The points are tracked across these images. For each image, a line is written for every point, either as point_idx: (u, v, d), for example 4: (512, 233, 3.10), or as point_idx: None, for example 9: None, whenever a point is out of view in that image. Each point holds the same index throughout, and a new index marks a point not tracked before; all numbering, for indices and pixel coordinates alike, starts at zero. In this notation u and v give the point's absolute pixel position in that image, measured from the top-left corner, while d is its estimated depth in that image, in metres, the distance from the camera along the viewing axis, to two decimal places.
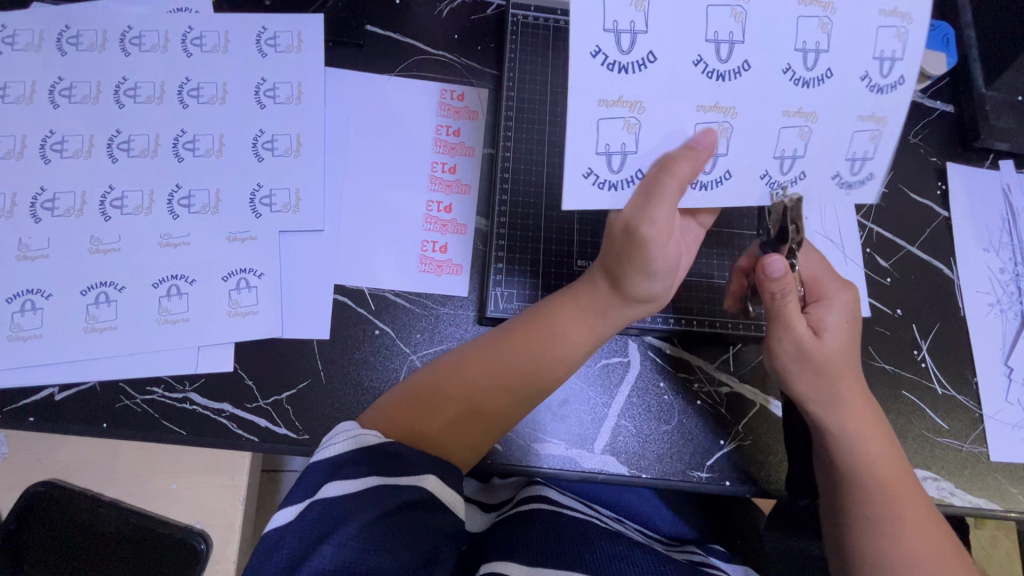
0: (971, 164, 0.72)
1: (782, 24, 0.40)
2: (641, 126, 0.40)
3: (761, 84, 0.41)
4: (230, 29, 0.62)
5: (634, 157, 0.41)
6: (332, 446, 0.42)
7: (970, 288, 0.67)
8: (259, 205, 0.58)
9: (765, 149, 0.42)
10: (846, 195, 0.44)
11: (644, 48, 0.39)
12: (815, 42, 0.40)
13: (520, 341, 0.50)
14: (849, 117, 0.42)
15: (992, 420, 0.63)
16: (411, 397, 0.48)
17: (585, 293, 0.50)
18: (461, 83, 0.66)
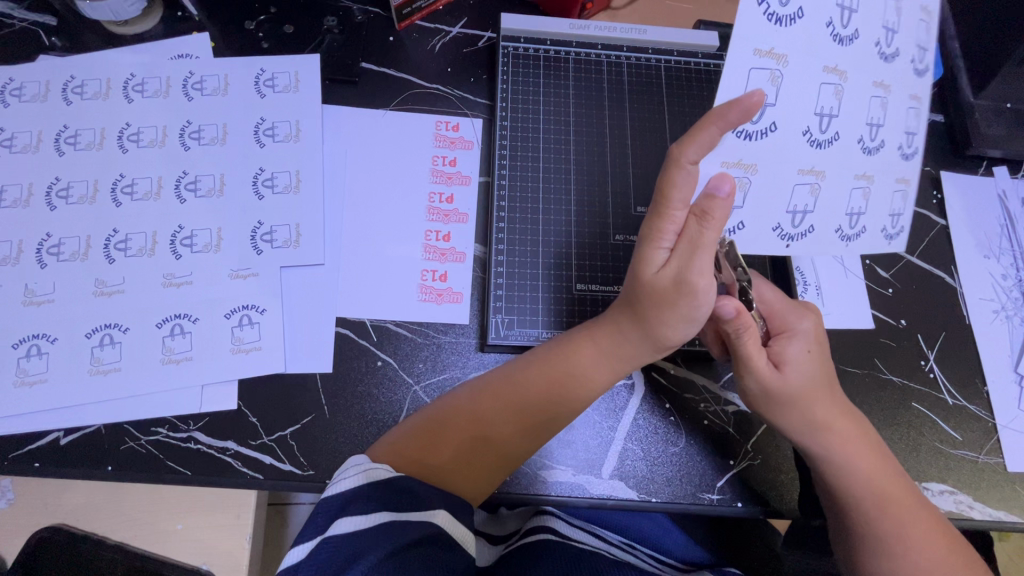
0: (965, 171, 0.73)
1: (865, 100, 0.47)
2: (749, 185, 0.48)
3: (846, 152, 0.47)
4: (229, 72, 0.64)
5: (738, 211, 0.48)
6: (341, 481, 0.42)
7: (974, 295, 0.67)
8: (261, 241, 0.59)
9: (840, 208, 0.49)
10: (844, 247, 0.50)
11: (768, 119, 0.45)
12: (882, 118, 0.47)
13: (539, 379, 0.50)
14: (893, 181, 0.49)
15: (1006, 429, 0.62)
16: (419, 430, 0.48)
17: (612, 333, 0.50)
18: (455, 115, 0.68)
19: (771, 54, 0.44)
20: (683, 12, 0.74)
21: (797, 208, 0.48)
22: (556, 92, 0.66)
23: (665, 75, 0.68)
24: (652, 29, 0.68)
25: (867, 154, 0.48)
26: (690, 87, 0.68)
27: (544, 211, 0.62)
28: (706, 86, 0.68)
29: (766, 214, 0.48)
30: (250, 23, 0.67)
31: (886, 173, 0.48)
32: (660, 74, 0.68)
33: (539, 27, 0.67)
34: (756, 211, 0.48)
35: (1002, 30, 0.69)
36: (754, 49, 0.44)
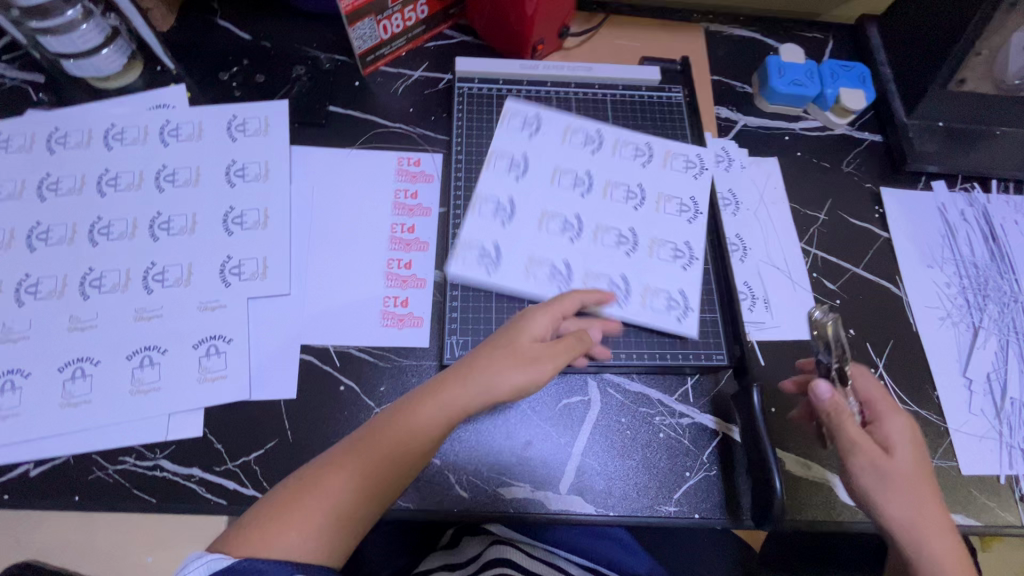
0: (904, 187, 0.76)
1: (608, 203, 0.68)
2: (598, 284, 0.64)
3: (636, 222, 0.67)
4: (202, 120, 0.69)
5: (614, 301, 0.63)
6: (188, 569, 0.42)
7: (920, 303, 0.69)
8: (229, 275, 0.62)
9: (654, 238, 0.67)
10: (683, 325, 0.63)
11: (527, 255, 0.64)
12: (631, 188, 0.69)
13: (407, 425, 0.46)
14: (664, 180, 0.69)
15: (957, 433, 0.63)
16: (263, 509, 0.44)
17: (483, 372, 0.47)
18: (417, 151, 0.72)
19: (467, 249, 0.63)
20: (629, 51, 0.81)
21: (613, 279, 0.64)
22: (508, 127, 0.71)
23: (611, 106, 0.73)
24: (598, 67, 0.74)
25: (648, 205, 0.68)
26: (634, 116, 0.73)
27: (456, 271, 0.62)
28: (649, 117, 0.73)
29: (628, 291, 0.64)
30: (224, 74, 0.73)
31: (664, 191, 0.69)
32: (606, 106, 0.73)
33: (492, 68, 0.72)
34: (621, 290, 0.64)
35: (925, 55, 0.74)
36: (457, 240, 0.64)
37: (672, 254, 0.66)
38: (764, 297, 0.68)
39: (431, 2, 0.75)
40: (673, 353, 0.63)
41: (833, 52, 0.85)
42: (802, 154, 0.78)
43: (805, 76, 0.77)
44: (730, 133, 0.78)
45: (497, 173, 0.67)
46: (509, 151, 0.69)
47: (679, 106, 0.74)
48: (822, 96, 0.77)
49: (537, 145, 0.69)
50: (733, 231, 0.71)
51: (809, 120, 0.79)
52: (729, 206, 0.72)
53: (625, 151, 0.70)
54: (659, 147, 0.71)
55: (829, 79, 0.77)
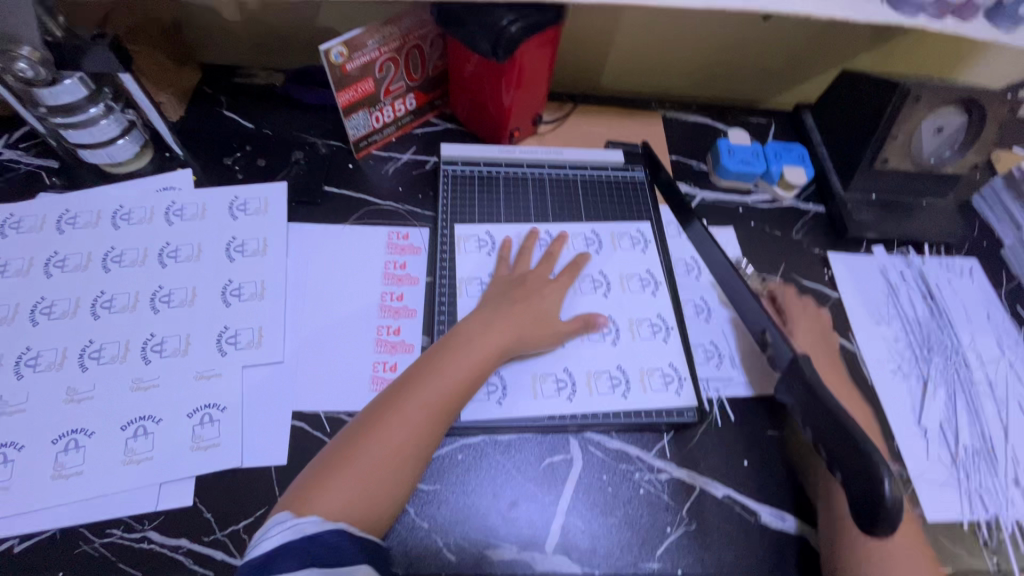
0: (848, 251, 0.85)
1: (587, 296, 0.74)
2: (591, 374, 0.68)
3: (609, 307, 0.73)
4: (206, 201, 0.75)
5: (611, 388, 0.68)
6: (270, 537, 0.49)
7: (872, 357, 0.75)
8: (225, 344, 0.65)
9: (626, 318, 0.73)
10: (627, 400, 0.67)
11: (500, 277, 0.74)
12: (596, 280, 0.75)
13: (436, 377, 0.59)
14: (618, 261, 0.77)
15: (920, 480, 0.67)
16: (328, 459, 0.54)
17: (499, 325, 0.64)
18: (406, 226, 0.79)
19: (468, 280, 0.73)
20: (596, 136, 0.90)
21: (558, 375, 0.68)
22: (488, 204, 0.79)
23: (580, 186, 0.82)
24: (567, 151, 0.84)
25: (615, 292, 0.74)
26: (601, 194, 0.82)
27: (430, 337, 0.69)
28: (614, 196, 0.82)
29: (619, 375, 0.69)
30: (228, 159, 0.79)
31: (625, 272, 0.76)
32: (576, 185, 0.82)
33: (473, 154, 0.81)
34: (614, 370, 0.69)
35: (850, 137, 0.85)
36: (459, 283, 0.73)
37: (649, 329, 0.72)
38: (683, 378, 0.69)
39: (418, 95, 0.85)
40: (645, 409, 0.66)
41: (775, 134, 0.96)
42: (755, 223, 0.86)
43: (751, 156, 0.87)
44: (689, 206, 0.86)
45: (470, 253, 0.75)
46: (476, 234, 0.77)
47: (641, 184, 0.84)
48: (768, 173, 0.87)
49: (504, 225, 0.78)
50: (695, 294, 0.77)
51: (759, 193, 0.89)
52: (687, 269, 0.79)
53: (578, 245, 0.77)
54: (604, 233, 0.79)
55: (773, 158, 0.87)
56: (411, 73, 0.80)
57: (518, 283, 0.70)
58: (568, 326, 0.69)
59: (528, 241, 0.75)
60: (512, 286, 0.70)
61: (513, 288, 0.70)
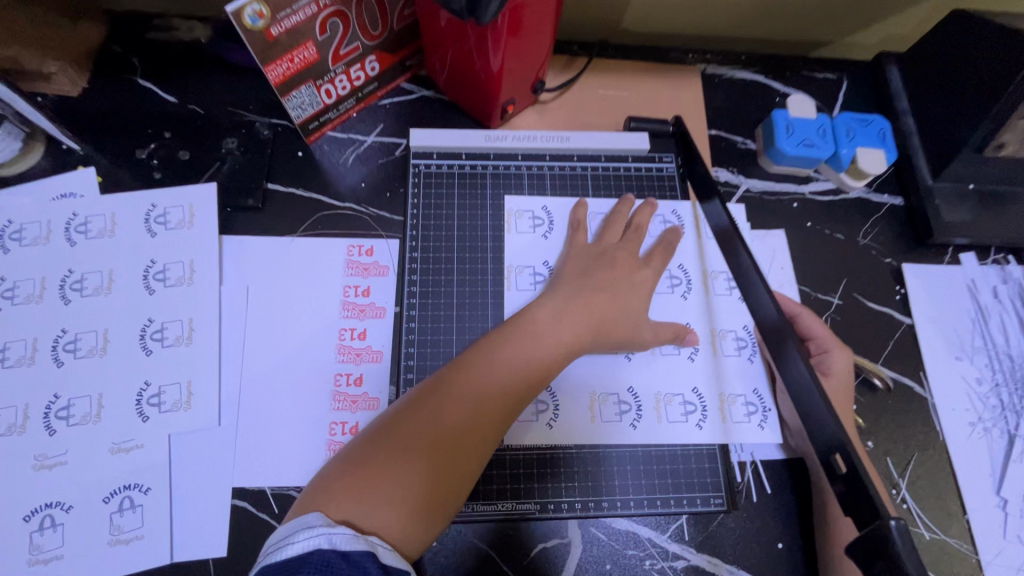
0: (929, 261, 0.67)
1: (668, 297, 0.60)
2: (660, 396, 0.57)
3: (687, 313, 0.60)
4: (116, 211, 0.60)
5: (683, 417, 0.56)
6: (292, 546, 0.39)
7: (945, 406, 0.61)
8: (146, 405, 0.54)
9: (704, 329, 0.59)
10: (702, 430, 0.56)
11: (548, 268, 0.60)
12: (678, 276, 0.61)
13: (496, 366, 0.49)
14: (705, 254, 0.62)
15: (991, 566, 0.55)
16: (362, 451, 0.45)
17: (574, 310, 0.53)
18: (369, 236, 0.63)
19: (522, 273, 0.60)
20: (613, 107, 0.70)
21: (621, 396, 0.57)
22: (471, 207, 0.62)
23: (591, 182, 0.64)
24: (575, 136, 0.64)
25: (693, 294, 0.60)
26: (617, 193, 0.64)
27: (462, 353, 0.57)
28: (635, 192, 0.64)
29: (690, 400, 0.57)
30: (141, 152, 0.63)
31: (709, 269, 0.61)
32: (586, 181, 0.64)
33: (452, 142, 0.63)
34: (687, 393, 0.57)
35: (956, 107, 0.64)
36: (509, 280, 0.60)
37: (733, 344, 0.59)
38: (768, 407, 0.57)
39: (382, 57, 0.64)
40: (670, 470, 0.55)
41: (847, 96, 0.75)
42: (813, 224, 0.68)
43: (815, 134, 0.66)
44: (731, 201, 0.68)
45: (521, 234, 0.61)
46: (532, 208, 0.62)
47: (669, 176, 0.65)
48: (836, 157, 0.67)
49: (559, 201, 0.63)
50: (738, 324, 0.60)
51: (821, 181, 0.70)
52: (729, 288, 0.61)
53: (653, 227, 0.62)
54: (686, 214, 0.63)
55: (844, 137, 0.66)
56: (370, 30, 0.60)
57: (606, 259, 0.58)
58: (657, 334, 0.56)
59: (613, 214, 0.61)
60: (595, 264, 0.57)
61: (598, 265, 0.57)
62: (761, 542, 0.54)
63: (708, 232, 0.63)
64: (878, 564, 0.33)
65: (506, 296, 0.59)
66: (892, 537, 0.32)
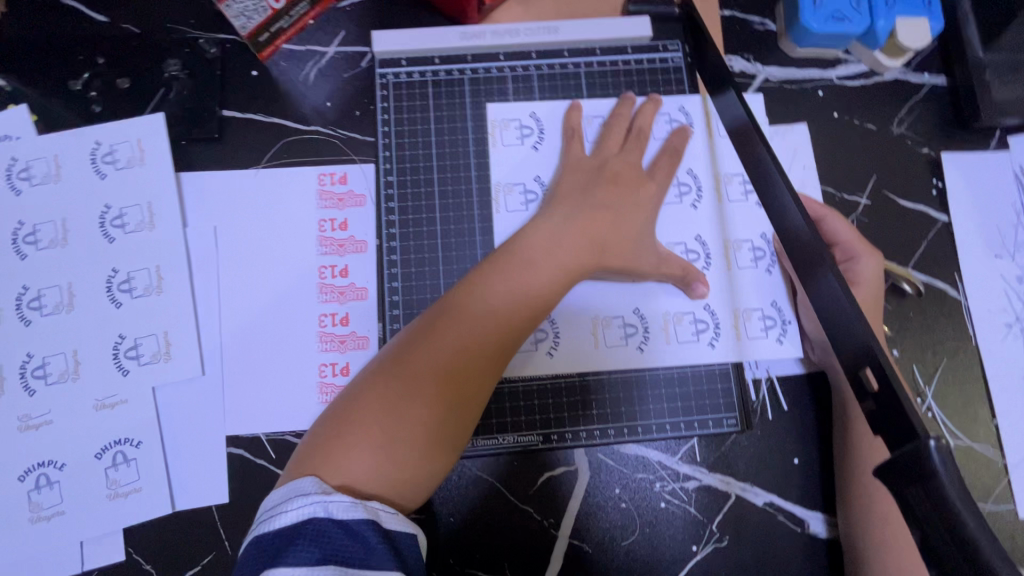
0: (972, 149, 0.59)
1: (676, 208, 0.54)
2: (671, 317, 0.52)
3: (699, 223, 0.54)
4: (58, 153, 0.54)
5: (696, 336, 0.52)
6: (284, 514, 0.37)
7: (980, 307, 0.56)
8: (124, 359, 0.51)
9: (716, 240, 0.54)
10: (716, 349, 0.52)
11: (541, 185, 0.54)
12: (686, 183, 0.54)
13: (488, 301, 0.44)
14: (716, 156, 0.55)
15: (1019, 469, 0.53)
16: (350, 408, 0.41)
17: (570, 233, 0.48)
18: (341, 162, 0.56)
19: (512, 193, 0.54)
20: None
21: (627, 319, 0.53)
22: (451, 120, 0.55)
23: (585, 81, 0.56)
24: (564, 26, 0.56)
25: (704, 202, 0.54)
26: (616, 92, 0.56)
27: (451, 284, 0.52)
28: (636, 90, 0.56)
29: (703, 319, 0.53)
30: (75, 83, 0.56)
31: (721, 173, 0.55)
32: (579, 81, 0.56)
33: (422, 44, 0.55)
34: (699, 311, 0.53)
35: None
36: (497, 203, 0.54)
37: (749, 255, 0.54)
38: (786, 320, 0.53)
39: None
40: (682, 392, 0.52)
41: None
42: (841, 114, 0.60)
43: (849, 6, 0.57)
44: (748, 92, 0.60)
45: (508, 148, 0.55)
46: (518, 117, 0.55)
47: (675, 67, 0.57)
48: (871, 32, 0.57)
49: (549, 106, 0.55)
50: (754, 233, 0.54)
51: (852, 63, 0.60)
52: (744, 192, 0.54)
53: (657, 130, 0.55)
54: (696, 111, 0.55)
55: (882, 5, 0.56)
56: None
57: (605, 174, 0.51)
58: (664, 252, 0.52)
59: (612, 117, 0.54)
60: (593, 178, 0.51)
61: (598, 179, 0.51)
62: (774, 458, 0.52)
63: (719, 130, 0.55)
64: (910, 487, 0.29)
65: (494, 221, 0.53)
66: (930, 459, 0.28)
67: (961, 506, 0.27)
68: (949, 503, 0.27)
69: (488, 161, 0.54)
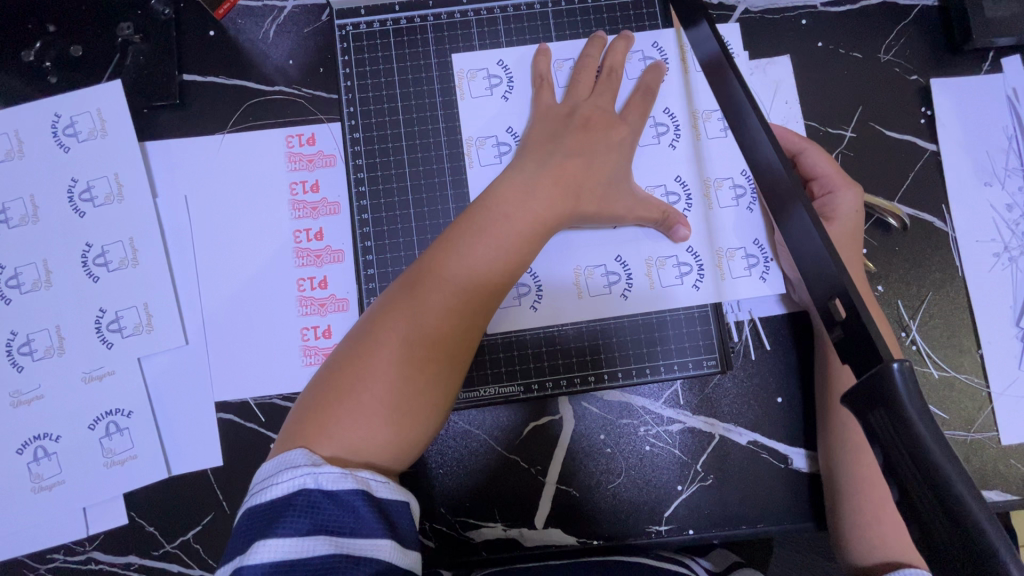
0: (963, 73, 0.57)
1: (653, 150, 0.52)
2: (652, 262, 0.51)
3: (676, 164, 0.52)
4: (18, 127, 0.53)
5: (679, 279, 0.51)
6: (274, 485, 0.36)
7: (969, 238, 0.55)
8: (107, 332, 0.51)
9: (695, 180, 0.52)
10: (700, 291, 0.51)
11: (513, 134, 0.52)
12: (662, 124, 0.53)
13: (471, 255, 0.43)
14: (693, 93, 0.53)
15: (1003, 397, 0.53)
16: (335, 376, 0.40)
17: (547, 181, 0.47)
18: (308, 122, 0.55)
19: (485, 145, 0.52)
20: None
21: (608, 266, 0.52)
22: (416, 71, 0.53)
23: (553, 21, 0.54)
24: None
25: (682, 142, 0.53)
26: (586, 32, 0.54)
27: (426, 242, 0.51)
28: (608, 27, 0.54)
29: (686, 262, 0.52)
30: (27, 53, 0.54)
31: (698, 110, 0.53)
32: (548, 21, 0.54)
33: None
34: (681, 253, 0.52)
35: None
36: (471, 156, 0.52)
37: (730, 193, 0.53)
38: (770, 257, 0.52)
39: None
40: (666, 336, 0.51)
41: None
42: (825, 43, 0.57)
43: None
44: (726, 25, 0.57)
45: (478, 98, 0.53)
46: (486, 65, 0.53)
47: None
48: None
49: (518, 51, 0.53)
50: (735, 170, 0.53)
51: None
52: (723, 127, 0.53)
53: (630, 69, 0.53)
54: (669, 46, 0.53)
55: None
56: None
57: (576, 120, 0.49)
58: (641, 196, 0.50)
59: (582, 60, 0.52)
60: (564, 124, 0.49)
61: (569, 125, 0.49)
62: (757, 398, 0.52)
63: (694, 66, 0.53)
64: (874, 411, 0.28)
65: (468, 175, 0.52)
66: (894, 381, 0.28)
67: (925, 430, 0.26)
68: (911, 427, 0.27)
69: (458, 113, 0.53)
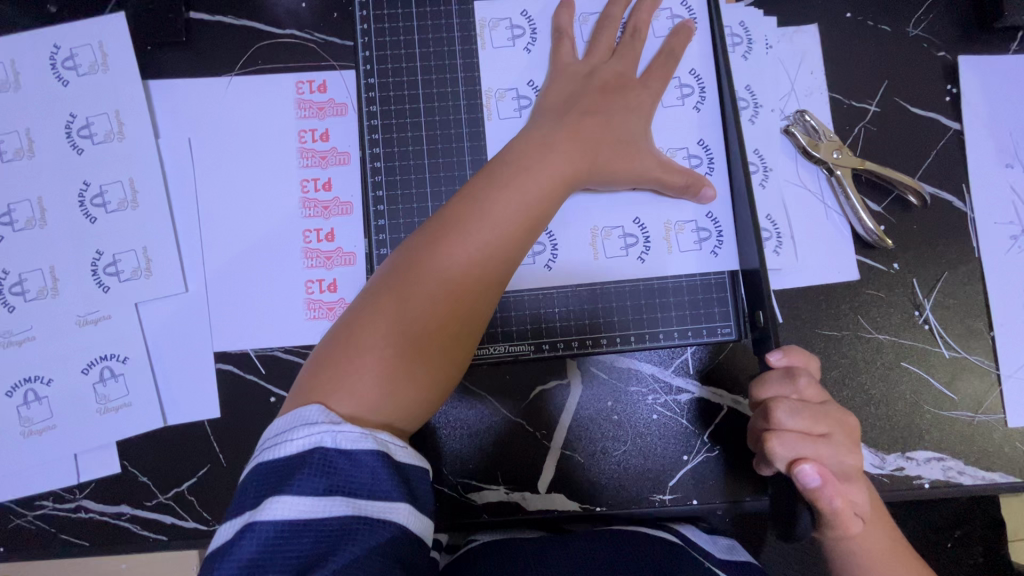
0: (991, 50, 0.56)
1: (677, 111, 0.51)
2: (671, 226, 0.50)
3: (700, 127, 0.51)
4: (15, 57, 0.50)
5: (699, 245, 0.50)
6: (290, 442, 0.34)
7: (986, 218, 0.54)
8: (104, 275, 0.50)
9: (719, 144, 0.51)
10: (718, 258, 0.50)
11: (533, 87, 0.50)
12: (688, 84, 0.51)
13: (492, 213, 0.41)
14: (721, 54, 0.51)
15: (1011, 379, 0.53)
16: (350, 332, 0.38)
17: (569, 139, 0.45)
18: (320, 68, 0.53)
19: (504, 97, 0.51)
20: None
21: (625, 228, 0.50)
22: (435, 17, 0.51)
23: None
24: None
25: (707, 104, 0.51)
26: None
27: (439, 195, 0.50)
28: None
29: (706, 228, 0.50)
30: None
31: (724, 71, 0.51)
32: None
33: None
34: (701, 219, 0.50)
35: None
36: (488, 109, 0.51)
37: None
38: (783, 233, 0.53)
39: None
40: (682, 303, 0.50)
41: None
42: (854, 13, 0.56)
43: None
44: None
45: (498, 48, 0.51)
46: (508, 15, 0.51)
47: None
48: None
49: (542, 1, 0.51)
50: None
51: None
52: None
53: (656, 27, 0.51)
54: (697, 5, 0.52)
55: None
56: None
57: (595, 82, 0.48)
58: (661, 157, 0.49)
59: (605, 18, 0.50)
60: (586, 80, 0.48)
61: (592, 81, 0.48)
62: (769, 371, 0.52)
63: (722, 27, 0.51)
64: None
65: (484, 129, 0.51)
66: None
67: None
68: None
69: (477, 64, 0.51)
